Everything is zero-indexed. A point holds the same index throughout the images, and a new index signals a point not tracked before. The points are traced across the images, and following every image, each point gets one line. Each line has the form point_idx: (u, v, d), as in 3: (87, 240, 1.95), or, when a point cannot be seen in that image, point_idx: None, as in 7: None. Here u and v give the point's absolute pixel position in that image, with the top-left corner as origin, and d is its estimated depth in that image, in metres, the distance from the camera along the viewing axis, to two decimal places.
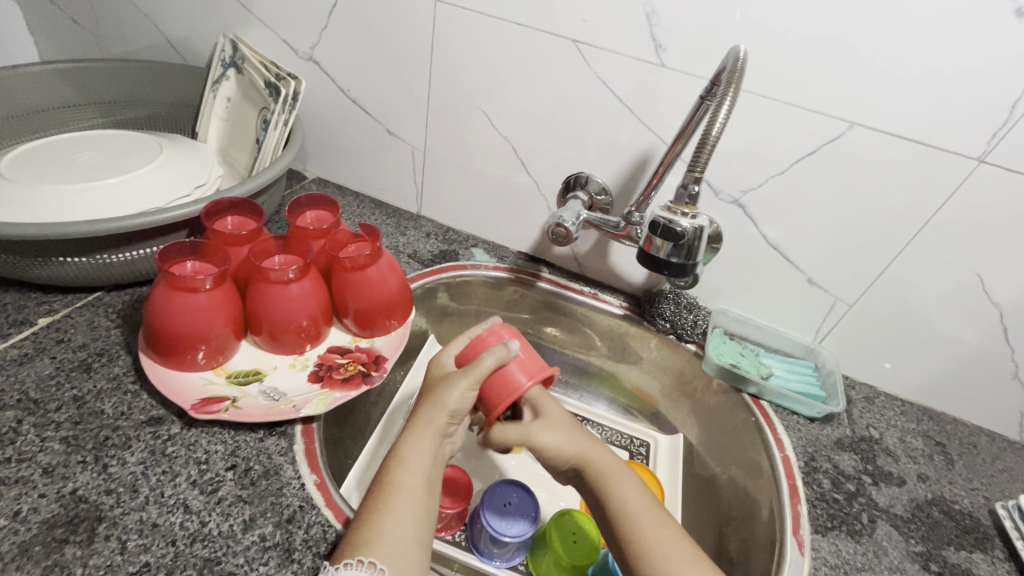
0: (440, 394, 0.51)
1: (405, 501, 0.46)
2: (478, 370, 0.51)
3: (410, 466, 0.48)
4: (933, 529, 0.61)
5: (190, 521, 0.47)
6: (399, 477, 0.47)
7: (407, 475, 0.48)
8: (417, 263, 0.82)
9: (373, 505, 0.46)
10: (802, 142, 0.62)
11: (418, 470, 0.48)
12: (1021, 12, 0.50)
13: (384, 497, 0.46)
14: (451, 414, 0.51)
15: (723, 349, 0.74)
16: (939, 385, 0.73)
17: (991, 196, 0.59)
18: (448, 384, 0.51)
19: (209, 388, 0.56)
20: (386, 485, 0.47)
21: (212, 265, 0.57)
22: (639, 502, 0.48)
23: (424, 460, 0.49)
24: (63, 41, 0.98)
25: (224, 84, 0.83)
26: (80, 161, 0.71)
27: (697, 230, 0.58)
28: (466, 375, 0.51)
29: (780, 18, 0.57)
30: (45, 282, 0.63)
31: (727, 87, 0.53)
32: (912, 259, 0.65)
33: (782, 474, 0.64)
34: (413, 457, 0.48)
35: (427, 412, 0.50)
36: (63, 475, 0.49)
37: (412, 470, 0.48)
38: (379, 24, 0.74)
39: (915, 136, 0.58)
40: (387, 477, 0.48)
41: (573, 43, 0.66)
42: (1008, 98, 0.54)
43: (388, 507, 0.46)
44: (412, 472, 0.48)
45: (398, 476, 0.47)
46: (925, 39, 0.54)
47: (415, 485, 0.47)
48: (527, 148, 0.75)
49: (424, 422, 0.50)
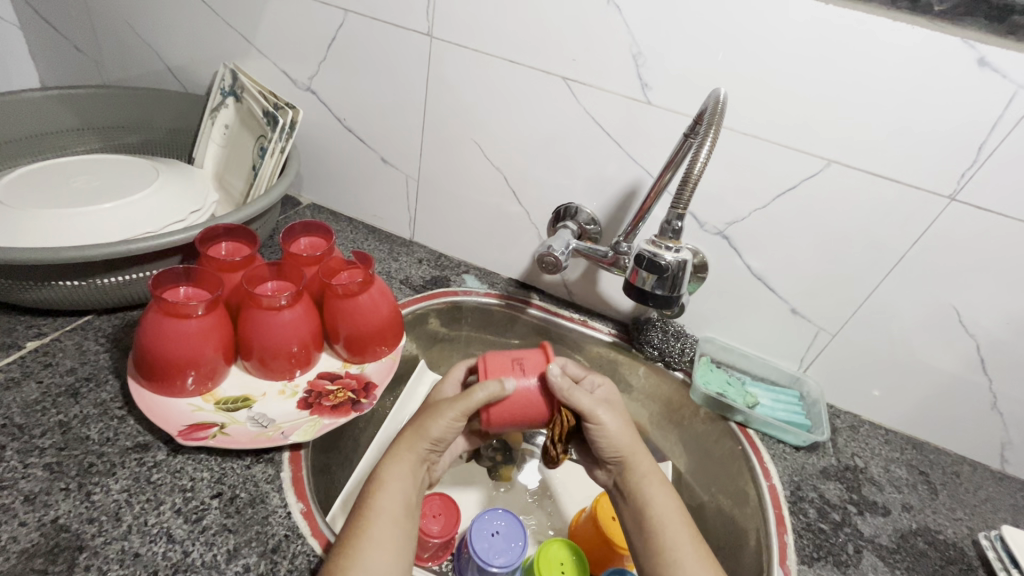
0: (423, 423, 0.53)
1: (381, 523, 0.48)
2: (470, 401, 0.52)
3: (389, 491, 0.50)
4: (918, 560, 0.61)
5: (173, 550, 0.47)
6: (380, 502, 0.49)
7: (386, 500, 0.49)
8: (409, 289, 0.83)
9: (354, 530, 0.47)
10: (783, 178, 0.64)
11: (395, 494, 0.50)
12: (984, 62, 0.53)
13: (365, 521, 0.48)
14: (434, 441, 0.53)
15: (710, 376, 0.75)
16: (921, 414, 0.74)
17: (963, 232, 0.61)
18: (436, 411, 0.53)
19: (197, 414, 0.56)
20: (366, 508, 0.49)
21: (205, 291, 0.57)
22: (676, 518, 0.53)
23: (399, 485, 0.51)
24: (63, 66, 1.00)
25: (222, 112, 0.85)
26: (76, 185, 0.71)
27: (682, 262, 0.60)
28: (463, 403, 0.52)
29: (758, 61, 0.59)
30: (36, 305, 0.63)
31: (710, 128, 0.55)
32: (891, 291, 0.67)
33: (769, 503, 0.64)
34: (390, 481, 0.50)
35: (409, 439, 0.53)
36: (45, 502, 0.48)
37: (392, 496, 0.50)
38: (378, 58, 0.77)
39: (888, 174, 0.61)
40: (367, 500, 0.49)
41: (563, 80, 0.68)
42: (975, 140, 0.57)
43: (367, 532, 0.47)
44: (390, 497, 0.49)
45: (378, 500, 0.49)
46: (896, 84, 0.56)
47: (393, 507, 0.49)
48: (518, 178, 0.77)
49: (405, 448, 0.52)
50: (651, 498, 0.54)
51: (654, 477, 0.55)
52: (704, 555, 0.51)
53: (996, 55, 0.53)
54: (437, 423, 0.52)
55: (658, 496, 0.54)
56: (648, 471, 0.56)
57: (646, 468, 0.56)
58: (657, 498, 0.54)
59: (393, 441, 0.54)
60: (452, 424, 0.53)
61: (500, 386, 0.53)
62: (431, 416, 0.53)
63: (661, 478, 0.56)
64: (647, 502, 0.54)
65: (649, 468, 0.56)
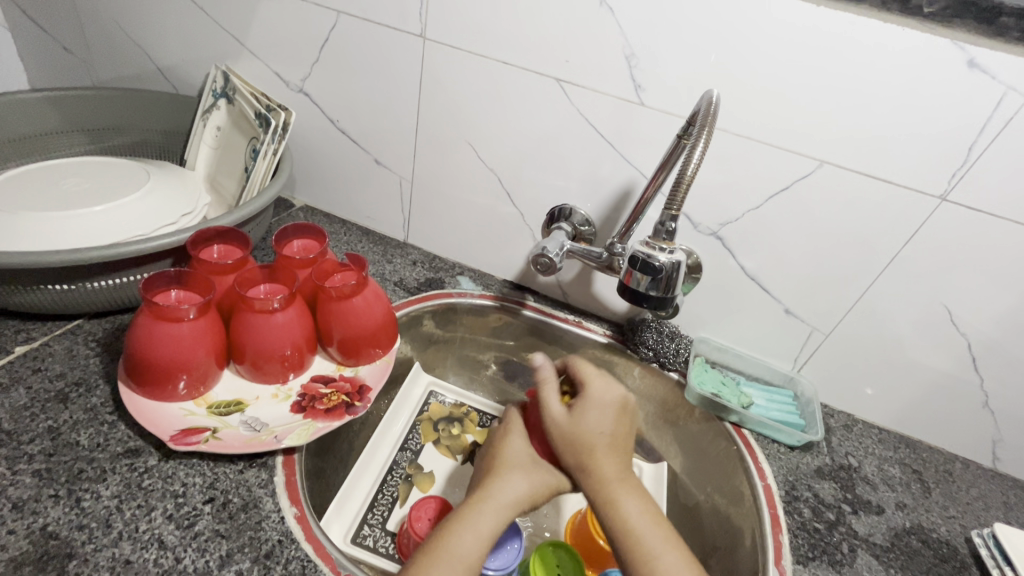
0: (520, 479, 0.55)
1: (453, 569, 0.48)
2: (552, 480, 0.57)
3: (474, 541, 0.50)
4: (912, 558, 0.61)
5: (165, 557, 0.46)
6: (459, 548, 0.49)
7: (466, 547, 0.49)
8: (403, 291, 0.82)
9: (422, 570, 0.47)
10: (775, 179, 0.65)
11: (479, 546, 0.50)
12: (973, 63, 0.54)
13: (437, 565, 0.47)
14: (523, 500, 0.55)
15: (705, 377, 0.76)
16: (914, 413, 0.75)
17: (954, 231, 0.61)
18: (545, 484, 0.56)
19: (189, 418, 0.55)
20: (442, 550, 0.49)
21: (196, 294, 0.57)
22: (649, 524, 0.51)
23: (484, 539, 0.51)
24: (52, 67, 0.99)
25: (214, 114, 0.85)
26: (65, 187, 0.71)
27: (676, 264, 0.60)
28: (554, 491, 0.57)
29: (750, 62, 0.60)
30: (25, 310, 0.63)
31: (703, 128, 0.55)
32: (883, 291, 0.68)
33: (763, 503, 0.65)
34: (477, 532, 0.51)
35: (503, 490, 0.54)
36: (34, 509, 0.47)
37: (474, 544, 0.50)
38: (371, 60, 0.77)
39: (880, 174, 0.61)
40: (443, 543, 0.49)
41: (556, 82, 0.68)
42: (965, 140, 0.57)
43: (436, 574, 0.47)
44: (472, 545, 0.50)
45: (458, 543, 0.49)
46: (887, 85, 0.57)
47: (472, 555, 0.49)
48: (512, 180, 0.77)
49: (499, 498, 0.53)
50: (621, 506, 0.52)
51: (623, 483, 0.54)
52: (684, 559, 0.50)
53: (985, 57, 0.53)
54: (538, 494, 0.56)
55: (624, 501, 0.52)
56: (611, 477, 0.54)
57: (611, 474, 0.54)
58: (624, 505, 0.52)
59: (485, 486, 0.55)
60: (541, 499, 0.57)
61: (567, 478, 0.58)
62: (535, 493, 0.56)
63: (626, 483, 0.54)
64: (617, 510, 0.52)
65: (615, 474, 0.54)
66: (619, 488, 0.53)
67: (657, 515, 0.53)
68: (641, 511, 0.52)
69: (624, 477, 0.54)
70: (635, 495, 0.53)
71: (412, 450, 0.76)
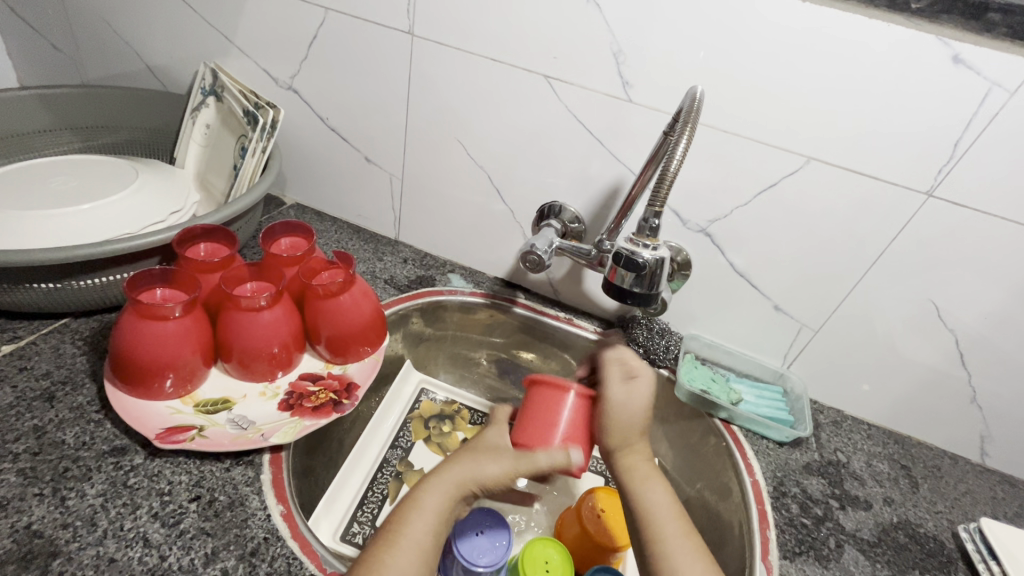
0: (480, 462, 0.55)
1: (406, 555, 0.48)
2: (540, 461, 0.55)
3: (422, 524, 0.50)
4: (899, 553, 0.62)
5: (149, 555, 0.46)
6: (409, 531, 0.50)
7: (416, 532, 0.50)
8: (394, 288, 0.82)
9: (374, 555, 0.48)
10: (763, 175, 0.65)
11: (427, 527, 0.51)
12: (958, 59, 0.54)
13: (390, 548, 0.48)
14: (483, 483, 0.55)
15: (694, 374, 0.76)
16: (902, 409, 0.75)
17: (941, 227, 0.61)
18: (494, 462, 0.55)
19: (175, 417, 0.55)
20: (397, 536, 0.49)
21: (182, 292, 0.57)
22: (668, 512, 0.54)
23: (433, 522, 0.51)
24: (40, 65, 0.98)
25: (203, 112, 0.84)
26: (52, 185, 0.70)
27: (660, 260, 0.60)
28: (516, 469, 0.55)
29: (737, 58, 0.60)
30: (12, 309, 0.62)
31: (686, 125, 0.55)
32: (871, 287, 0.68)
33: (751, 499, 0.65)
34: (424, 514, 0.51)
35: (458, 473, 0.54)
36: (18, 508, 0.47)
37: (423, 529, 0.50)
38: (360, 57, 0.76)
39: (867, 171, 0.61)
40: (398, 530, 0.50)
41: (544, 78, 0.68)
42: (951, 136, 0.57)
43: (388, 561, 0.47)
44: (422, 530, 0.50)
45: (409, 528, 0.50)
46: (873, 81, 0.57)
47: (422, 540, 0.50)
48: (502, 177, 0.77)
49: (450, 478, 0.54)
50: (644, 491, 0.55)
51: (649, 471, 0.57)
52: (700, 551, 0.52)
53: (970, 53, 0.53)
54: (492, 472, 0.55)
55: (651, 487, 0.56)
56: (642, 466, 0.58)
57: (640, 461, 0.58)
58: (649, 493, 0.55)
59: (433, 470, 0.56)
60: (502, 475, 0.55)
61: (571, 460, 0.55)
62: (488, 471, 0.55)
63: (653, 471, 0.57)
64: (641, 494, 0.55)
65: (644, 462, 0.58)
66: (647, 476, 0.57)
67: (679, 507, 0.55)
68: (663, 498, 0.55)
69: (651, 467, 0.58)
70: (657, 484, 0.56)
71: (403, 448, 0.75)
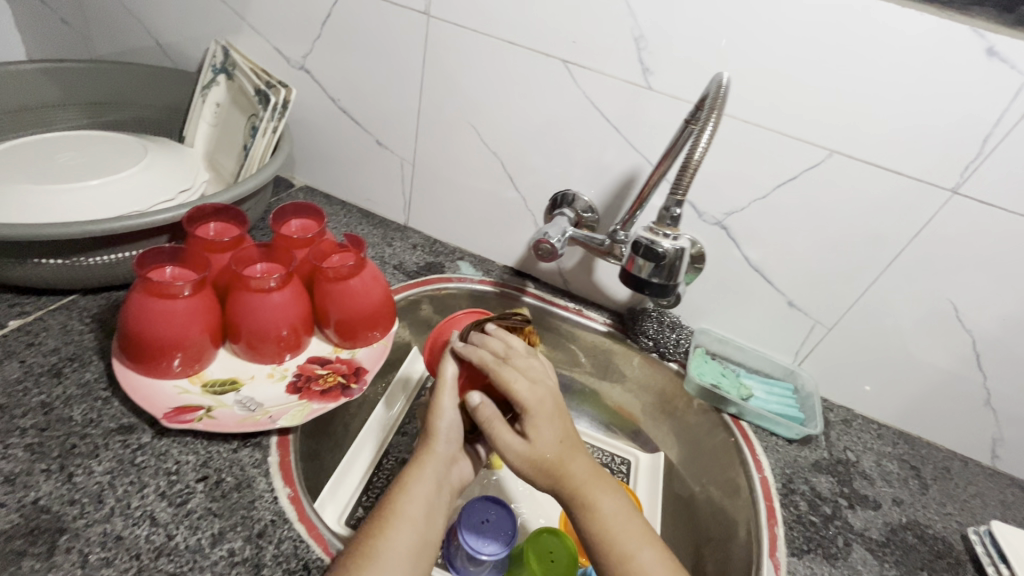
0: (433, 424, 0.55)
1: (406, 533, 0.48)
2: (450, 378, 0.56)
3: (414, 496, 0.50)
4: (907, 554, 0.61)
5: (157, 534, 0.46)
6: (399, 506, 0.49)
7: (408, 506, 0.49)
8: (402, 274, 0.82)
9: (371, 532, 0.47)
10: (784, 168, 0.63)
11: (419, 501, 0.50)
12: (992, 52, 0.52)
13: (387, 525, 0.48)
14: (448, 438, 0.55)
15: (704, 368, 0.75)
16: (915, 409, 0.74)
17: (965, 226, 0.60)
18: (432, 408, 0.56)
19: (184, 397, 0.55)
20: (388, 514, 0.48)
21: (192, 271, 0.56)
22: (624, 517, 0.50)
23: (422, 495, 0.50)
24: (49, 39, 0.97)
25: (214, 90, 0.83)
26: (61, 161, 0.70)
27: (680, 251, 0.59)
28: (443, 391, 0.56)
29: (762, 45, 0.58)
30: (20, 284, 0.62)
31: (712, 112, 0.54)
32: (888, 286, 0.67)
33: (759, 495, 0.64)
34: (403, 494, 0.50)
35: (426, 446, 0.54)
36: (25, 483, 0.47)
37: (414, 502, 0.50)
38: (374, 36, 0.75)
39: (891, 165, 0.60)
40: (388, 508, 0.49)
41: (563, 63, 0.67)
42: (980, 133, 0.56)
43: (390, 534, 0.47)
44: (413, 503, 0.49)
45: (400, 505, 0.49)
46: (903, 73, 0.55)
47: (415, 513, 0.49)
48: (516, 164, 0.76)
49: (425, 454, 0.53)
50: (596, 503, 0.50)
51: (593, 479, 0.51)
52: (659, 553, 0.48)
53: (1004, 46, 0.52)
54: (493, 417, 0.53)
55: (603, 497, 0.50)
56: (583, 473, 0.51)
57: (581, 470, 0.51)
58: (602, 502, 0.50)
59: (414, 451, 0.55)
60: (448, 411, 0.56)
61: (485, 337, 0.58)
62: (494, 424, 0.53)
63: (597, 478, 0.51)
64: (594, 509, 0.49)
65: (586, 470, 0.51)
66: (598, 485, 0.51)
67: (632, 509, 0.51)
68: (619, 504, 0.50)
69: (596, 474, 0.52)
70: (610, 490, 0.51)
71: (408, 434, 0.76)
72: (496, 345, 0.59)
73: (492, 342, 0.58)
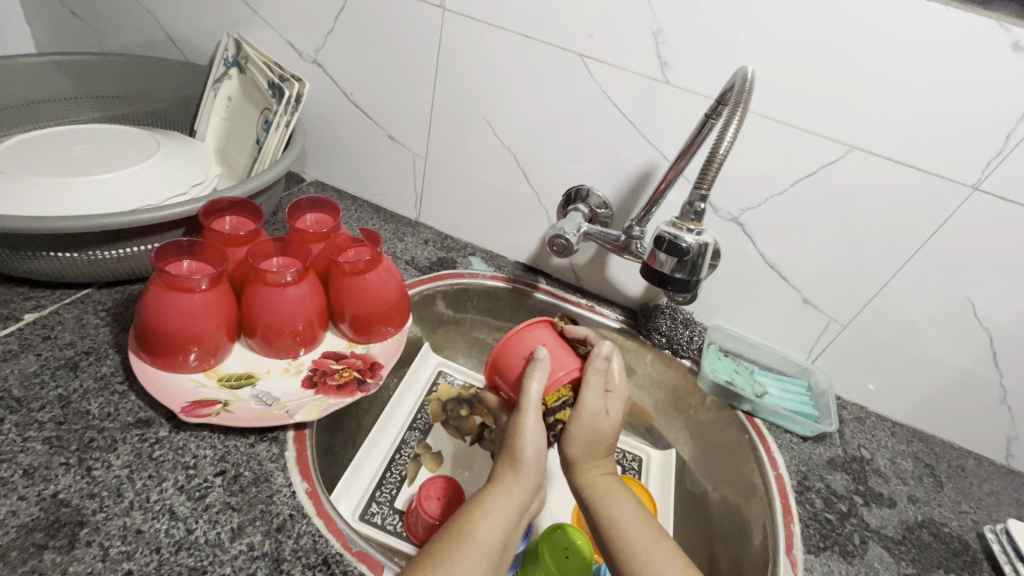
0: (520, 447, 0.52)
1: (473, 553, 0.45)
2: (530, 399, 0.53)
3: (491, 522, 0.48)
4: (923, 552, 0.61)
5: (176, 528, 0.46)
6: (479, 530, 0.47)
7: (485, 530, 0.47)
8: (415, 270, 0.81)
9: (446, 550, 0.45)
10: (801, 164, 0.63)
11: (497, 528, 0.48)
12: (1018, 46, 0.52)
13: (459, 545, 0.45)
14: (537, 463, 0.52)
15: (718, 365, 0.75)
16: (929, 407, 0.74)
17: (986, 223, 0.60)
18: (516, 430, 0.52)
19: (200, 391, 0.54)
20: (464, 535, 0.46)
21: (208, 265, 0.56)
22: (635, 518, 0.50)
23: (501, 522, 0.48)
24: (59, 32, 0.97)
25: (226, 83, 0.83)
26: (74, 154, 0.69)
27: (703, 247, 0.58)
28: (528, 412, 0.52)
29: (784, 38, 0.57)
30: (35, 277, 0.62)
31: (736, 107, 0.53)
32: (905, 283, 0.66)
33: (775, 492, 0.64)
34: (480, 515, 0.48)
35: (509, 469, 0.52)
36: (44, 476, 0.47)
37: (491, 527, 0.47)
38: (388, 29, 0.74)
39: (910, 162, 0.59)
40: (466, 527, 0.47)
41: (579, 57, 0.66)
42: (1003, 128, 0.55)
43: (458, 559, 0.44)
44: (490, 530, 0.47)
45: (479, 527, 0.47)
46: (927, 67, 0.55)
47: (492, 541, 0.47)
48: (529, 158, 0.76)
49: (507, 478, 0.51)
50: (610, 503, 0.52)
51: (610, 483, 0.54)
52: (673, 551, 0.48)
53: None
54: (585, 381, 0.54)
55: (616, 500, 0.52)
56: (603, 478, 0.54)
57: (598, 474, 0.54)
58: (614, 502, 0.52)
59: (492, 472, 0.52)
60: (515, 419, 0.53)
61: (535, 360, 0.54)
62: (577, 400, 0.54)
63: (615, 481, 0.54)
64: (609, 506, 0.52)
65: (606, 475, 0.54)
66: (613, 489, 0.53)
67: (646, 513, 0.52)
68: (629, 506, 0.52)
69: (613, 479, 0.54)
70: (624, 492, 0.53)
71: (421, 430, 0.75)
72: (558, 357, 0.56)
73: (537, 370, 0.53)
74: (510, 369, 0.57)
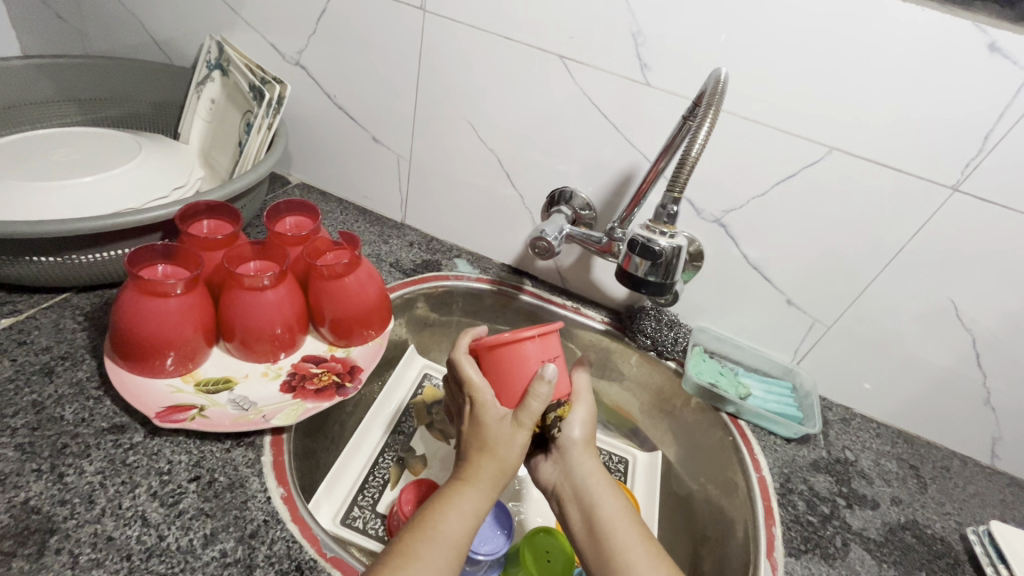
0: (496, 447, 0.51)
1: (441, 551, 0.44)
2: (527, 414, 0.51)
3: (458, 518, 0.47)
4: (906, 554, 0.61)
5: (148, 535, 0.46)
6: (444, 524, 0.46)
7: (452, 524, 0.46)
8: (399, 272, 0.81)
9: (409, 545, 0.44)
10: (782, 165, 0.63)
11: (464, 525, 0.47)
12: (994, 47, 0.52)
13: (424, 539, 0.45)
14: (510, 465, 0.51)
15: (702, 367, 0.74)
16: (914, 408, 0.74)
17: (966, 224, 0.60)
18: (500, 435, 0.51)
19: (176, 396, 0.54)
20: (429, 529, 0.46)
21: (184, 269, 0.55)
22: (623, 516, 0.51)
23: (469, 519, 0.47)
24: (43, 35, 0.96)
25: (208, 86, 0.82)
26: (54, 157, 0.69)
27: (677, 249, 0.58)
28: (524, 427, 0.51)
29: (762, 39, 0.57)
30: (12, 282, 0.61)
31: (709, 109, 0.53)
32: (888, 284, 0.66)
33: (757, 494, 0.64)
34: (451, 511, 0.47)
35: (481, 468, 0.50)
36: (15, 483, 0.47)
37: (458, 522, 0.47)
38: (370, 31, 0.74)
39: (890, 163, 0.59)
40: (432, 521, 0.46)
41: (560, 59, 0.66)
42: (981, 128, 0.55)
43: (424, 554, 0.44)
44: (456, 526, 0.46)
45: (445, 522, 0.46)
46: (904, 68, 0.55)
47: (458, 536, 0.46)
48: (513, 160, 0.75)
49: (478, 477, 0.50)
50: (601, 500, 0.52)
51: (602, 480, 0.54)
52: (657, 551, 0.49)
53: (1007, 40, 0.51)
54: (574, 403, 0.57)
55: (607, 496, 0.52)
56: (596, 475, 0.54)
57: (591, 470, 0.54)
58: (605, 498, 0.52)
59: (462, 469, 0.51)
60: (503, 420, 0.51)
61: (543, 381, 0.50)
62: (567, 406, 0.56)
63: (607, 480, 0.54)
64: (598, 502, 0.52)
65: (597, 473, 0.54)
66: (601, 484, 0.53)
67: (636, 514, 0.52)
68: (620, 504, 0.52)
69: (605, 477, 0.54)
70: (614, 490, 0.53)
71: (405, 434, 0.75)
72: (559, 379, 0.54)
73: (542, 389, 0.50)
74: (512, 370, 0.53)
